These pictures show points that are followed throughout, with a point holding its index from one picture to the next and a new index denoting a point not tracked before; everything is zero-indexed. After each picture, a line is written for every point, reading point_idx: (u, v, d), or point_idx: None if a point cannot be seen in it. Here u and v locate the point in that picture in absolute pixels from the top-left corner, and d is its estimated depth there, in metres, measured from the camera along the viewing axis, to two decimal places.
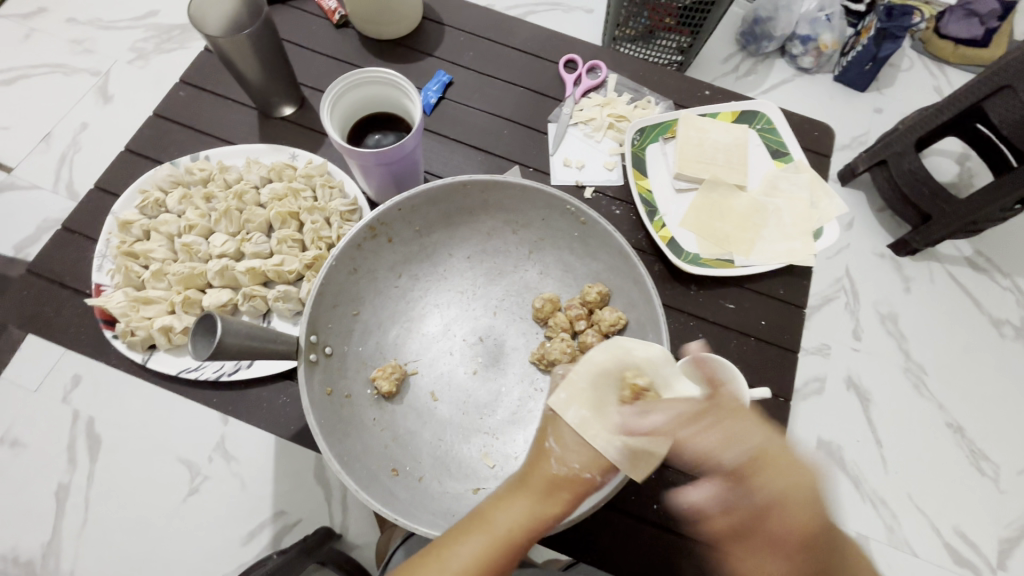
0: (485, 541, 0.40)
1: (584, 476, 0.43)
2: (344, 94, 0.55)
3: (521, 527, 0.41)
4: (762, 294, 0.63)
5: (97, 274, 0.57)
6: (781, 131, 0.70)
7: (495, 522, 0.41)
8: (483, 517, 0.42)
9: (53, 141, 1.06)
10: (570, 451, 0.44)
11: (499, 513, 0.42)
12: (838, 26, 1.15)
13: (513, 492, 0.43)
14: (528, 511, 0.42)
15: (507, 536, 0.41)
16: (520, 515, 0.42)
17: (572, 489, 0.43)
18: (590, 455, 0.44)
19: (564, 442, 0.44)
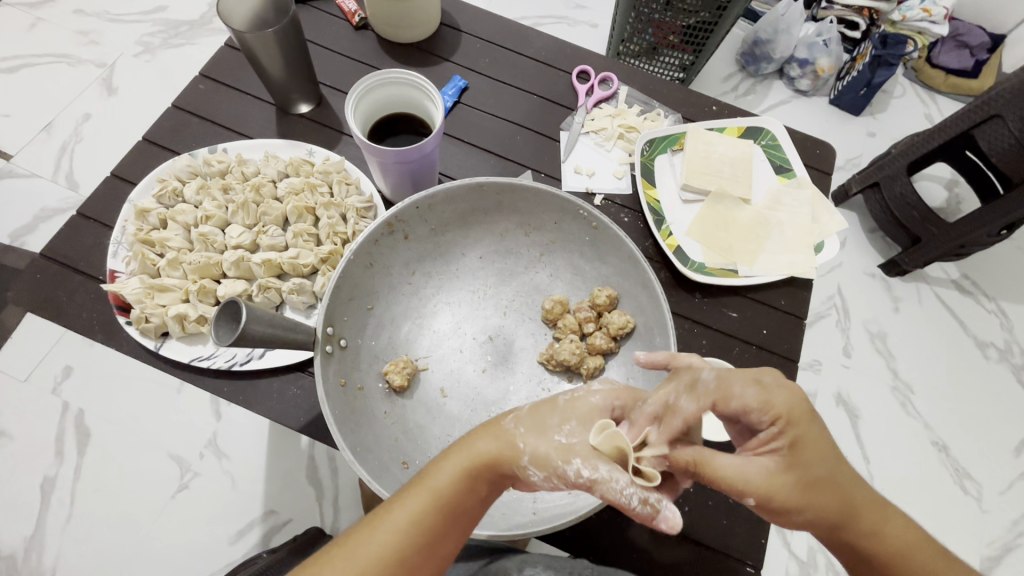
0: (419, 502, 0.38)
1: (518, 446, 0.40)
2: (367, 93, 0.57)
3: (457, 488, 0.39)
4: (764, 305, 0.65)
5: (112, 260, 0.58)
6: (785, 148, 0.72)
7: (429, 485, 0.39)
8: (424, 476, 0.39)
9: (55, 130, 1.06)
10: (524, 415, 0.41)
11: (435, 474, 0.39)
12: (835, 51, 1.18)
13: (451, 452, 0.40)
14: (465, 468, 0.39)
15: (442, 496, 0.38)
16: (456, 471, 0.39)
17: (506, 453, 0.40)
18: (539, 436, 0.40)
19: (524, 413, 0.41)
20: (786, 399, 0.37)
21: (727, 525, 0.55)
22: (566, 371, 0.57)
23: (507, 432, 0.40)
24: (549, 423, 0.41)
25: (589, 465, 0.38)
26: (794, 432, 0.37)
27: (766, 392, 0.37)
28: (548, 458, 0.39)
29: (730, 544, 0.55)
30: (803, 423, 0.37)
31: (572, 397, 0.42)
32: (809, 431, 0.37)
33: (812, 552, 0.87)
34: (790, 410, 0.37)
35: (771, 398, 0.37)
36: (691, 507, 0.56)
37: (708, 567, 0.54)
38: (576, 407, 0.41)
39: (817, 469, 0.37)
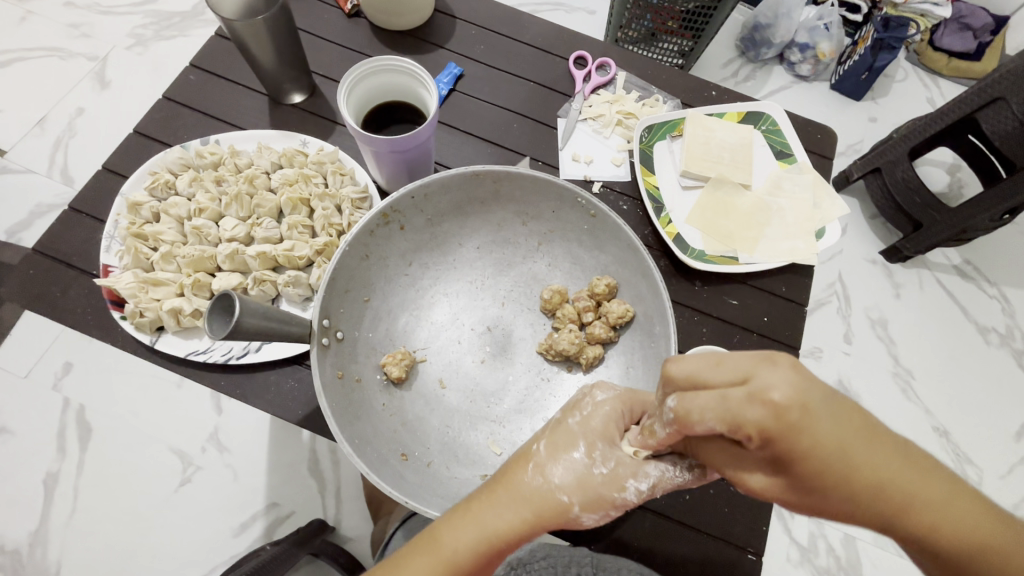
0: (430, 566, 0.34)
1: (560, 499, 0.35)
2: (360, 82, 0.55)
3: (477, 547, 0.34)
4: (764, 291, 0.64)
5: (105, 255, 0.57)
6: (786, 133, 0.71)
7: (443, 549, 0.34)
8: (433, 538, 0.35)
9: (47, 125, 1.04)
10: (554, 461, 0.36)
11: (448, 534, 0.35)
12: (837, 35, 1.17)
13: (465, 509, 0.36)
14: (487, 536, 0.34)
15: (458, 565, 0.34)
16: (478, 542, 0.34)
17: (543, 512, 0.35)
18: (575, 478, 0.36)
19: (546, 444, 0.37)
20: (760, 415, 0.28)
21: (729, 513, 0.55)
22: (565, 360, 0.57)
23: (536, 485, 0.36)
24: (581, 461, 0.36)
25: (643, 478, 0.36)
26: (782, 446, 0.28)
27: (724, 413, 0.29)
28: (599, 499, 0.36)
29: (732, 531, 0.54)
30: (794, 431, 0.27)
31: (582, 418, 0.38)
32: (810, 434, 0.27)
33: (813, 538, 0.87)
34: (763, 426, 0.28)
35: (739, 416, 0.28)
36: (692, 495, 0.55)
37: (709, 554, 0.54)
38: (595, 430, 0.38)
39: (817, 480, 0.28)
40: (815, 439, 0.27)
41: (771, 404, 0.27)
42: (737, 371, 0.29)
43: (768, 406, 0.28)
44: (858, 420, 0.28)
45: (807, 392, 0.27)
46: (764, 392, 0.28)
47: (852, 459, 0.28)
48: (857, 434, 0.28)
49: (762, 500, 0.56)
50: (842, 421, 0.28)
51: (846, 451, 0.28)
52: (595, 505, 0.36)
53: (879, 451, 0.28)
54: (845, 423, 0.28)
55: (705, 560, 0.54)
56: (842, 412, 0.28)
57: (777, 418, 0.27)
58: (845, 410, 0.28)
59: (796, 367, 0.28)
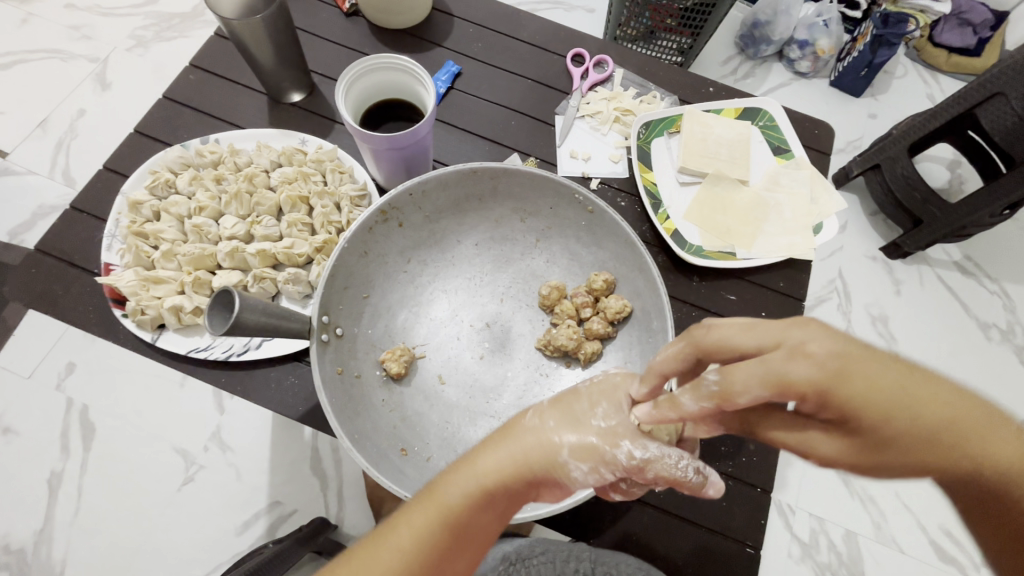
0: (425, 513, 0.35)
1: (554, 442, 0.37)
2: (358, 80, 0.56)
3: (467, 493, 0.35)
4: (762, 286, 0.64)
5: (106, 253, 0.58)
6: (783, 129, 0.72)
7: (437, 494, 0.35)
8: (432, 488, 0.36)
9: (49, 127, 1.05)
10: (553, 412, 0.39)
11: (443, 480, 0.36)
12: (835, 32, 1.17)
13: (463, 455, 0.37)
14: (480, 478, 0.35)
15: (451, 512, 0.34)
16: (471, 483, 0.35)
17: (535, 457, 0.36)
18: (574, 429, 0.38)
19: (548, 407, 0.39)
20: (808, 371, 0.29)
21: (727, 506, 0.55)
22: (563, 356, 0.57)
23: (537, 429, 0.38)
24: (584, 415, 0.39)
25: (641, 447, 0.36)
26: (836, 394, 0.29)
27: (770, 375, 0.30)
28: (594, 448, 0.37)
29: (731, 524, 0.55)
30: (843, 378, 0.29)
31: (591, 382, 0.41)
32: (861, 384, 0.29)
33: (814, 535, 0.87)
34: (813, 378, 0.29)
35: (787, 375, 0.30)
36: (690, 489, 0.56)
37: (708, 547, 0.54)
38: (600, 393, 0.40)
39: (889, 430, 0.29)
40: (870, 389, 0.29)
41: (813, 357, 0.29)
42: (772, 339, 0.32)
43: (818, 354, 0.29)
44: (904, 369, 0.30)
45: (844, 347, 0.30)
46: (804, 345, 0.30)
47: (924, 411, 0.29)
48: (912, 384, 0.29)
49: (760, 494, 0.56)
50: (903, 379, 0.29)
51: (916, 410, 0.29)
52: (587, 456, 0.36)
53: (957, 409, 0.29)
54: (907, 378, 0.29)
55: (704, 553, 0.54)
56: (894, 367, 0.30)
57: (824, 368, 0.29)
58: (898, 366, 0.30)
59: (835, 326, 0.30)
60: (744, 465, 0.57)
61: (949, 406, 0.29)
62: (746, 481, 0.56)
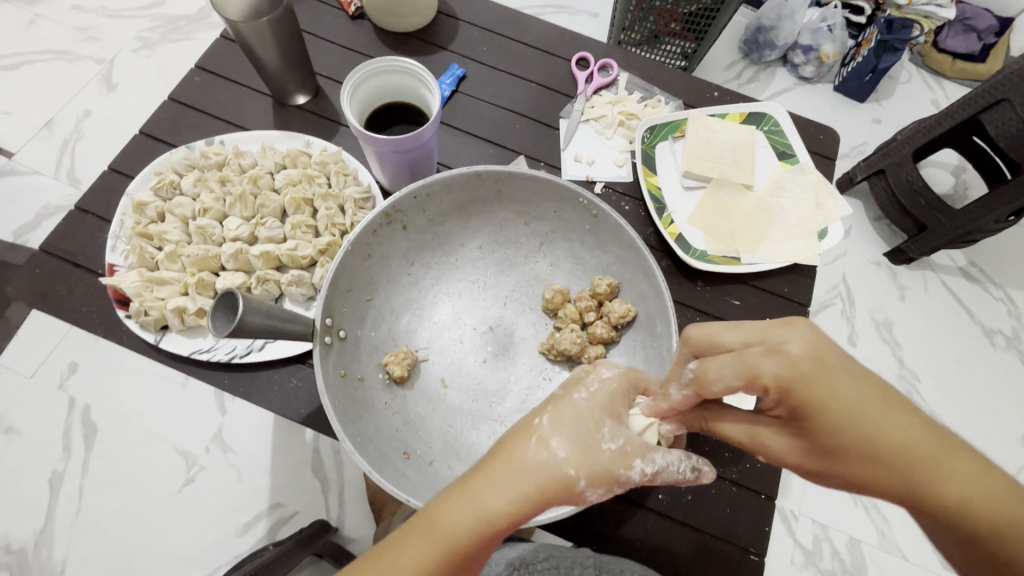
0: (430, 549, 0.33)
1: (564, 472, 0.35)
2: (363, 82, 0.56)
3: (476, 524, 0.33)
4: (767, 291, 0.64)
5: (110, 254, 0.58)
6: (788, 134, 0.71)
7: (444, 527, 0.33)
8: (433, 516, 0.34)
9: (55, 127, 1.05)
10: (558, 434, 0.35)
11: (449, 513, 0.33)
12: (840, 37, 1.16)
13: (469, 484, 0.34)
14: (485, 508, 0.33)
15: (459, 545, 0.33)
16: (478, 517, 0.33)
17: (543, 484, 0.34)
18: (584, 455, 0.36)
19: (552, 426, 0.36)
20: (778, 367, 0.32)
21: (731, 513, 0.55)
22: (566, 360, 0.57)
23: (542, 455, 0.35)
24: (592, 436, 0.36)
25: (649, 460, 0.38)
26: (799, 393, 0.32)
27: (742, 366, 0.33)
28: (609, 473, 0.36)
29: (734, 531, 0.54)
30: (813, 380, 0.31)
31: (589, 394, 0.39)
32: (826, 388, 0.31)
33: (817, 541, 0.86)
34: (783, 377, 0.32)
35: (756, 367, 0.33)
36: (693, 495, 0.55)
37: (710, 554, 0.54)
38: (600, 408, 0.38)
39: (838, 432, 0.32)
40: (833, 396, 0.32)
41: (788, 355, 0.32)
42: (755, 337, 0.34)
43: (792, 355, 0.32)
44: (870, 383, 0.32)
45: (820, 347, 0.32)
46: (781, 344, 0.32)
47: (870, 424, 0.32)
48: (872, 399, 0.32)
49: (764, 500, 0.55)
50: (863, 388, 0.32)
51: (867, 414, 0.32)
52: (601, 478, 0.36)
53: (899, 416, 0.32)
54: (865, 389, 0.32)
55: (706, 560, 0.53)
56: (860, 380, 0.32)
57: (792, 368, 0.32)
58: (860, 374, 0.32)
59: (812, 328, 0.33)
60: (748, 471, 0.56)
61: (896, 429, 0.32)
62: (750, 487, 0.56)
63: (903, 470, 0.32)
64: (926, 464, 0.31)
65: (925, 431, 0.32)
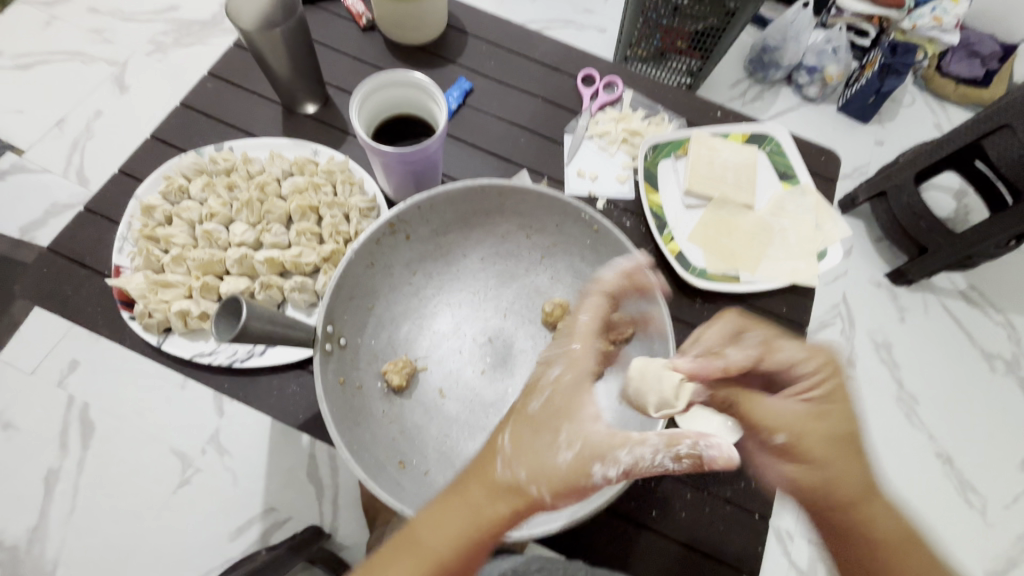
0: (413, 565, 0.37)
1: (522, 484, 0.39)
2: (372, 94, 0.57)
3: (449, 539, 0.37)
4: (766, 310, 0.65)
5: (117, 256, 0.58)
6: (790, 155, 0.72)
7: (423, 543, 0.38)
8: (410, 535, 0.38)
9: (66, 126, 1.07)
10: (516, 453, 0.40)
11: (428, 531, 0.38)
12: (844, 58, 1.18)
13: (440, 506, 0.39)
14: (456, 528, 0.38)
15: (440, 559, 0.37)
16: (451, 533, 0.38)
17: (508, 500, 0.39)
18: (539, 466, 0.39)
19: (511, 449, 0.40)
20: (789, 360, 0.46)
21: (724, 532, 0.55)
22: None
23: (502, 475, 0.39)
24: (547, 451, 0.40)
25: (609, 466, 0.40)
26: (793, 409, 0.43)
27: (767, 355, 0.46)
28: (562, 478, 0.39)
29: (726, 550, 0.54)
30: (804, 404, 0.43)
31: (544, 403, 0.43)
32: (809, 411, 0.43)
33: (812, 562, 0.86)
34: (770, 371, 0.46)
35: (771, 359, 0.46)
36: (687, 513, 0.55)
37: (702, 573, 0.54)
38: (553, 415, 0.42)
39: (808, 450, 0.42)
40: (819, 421, 0.43)
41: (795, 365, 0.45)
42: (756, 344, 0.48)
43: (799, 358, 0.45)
44: (844, 431, 0.42)
45: (828, 392, 0.44)
46: (783, 351, 0.46)
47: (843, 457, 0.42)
48: (839, 437, 0.42)
49: (758, 520, 0.55)
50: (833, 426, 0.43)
51: (834, 445, 0.42)
52: (559, 487, 0.39)
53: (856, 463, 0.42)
54: (831, 431, 0.42)
55: None
56: (835, 427, 0.43)
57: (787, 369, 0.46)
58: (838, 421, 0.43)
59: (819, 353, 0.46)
60: (743, 490, 0.56)
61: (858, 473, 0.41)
62: (744, 507, 0.56)
63: (837, 498, 0.41)
64: (863, 493, 0.41)
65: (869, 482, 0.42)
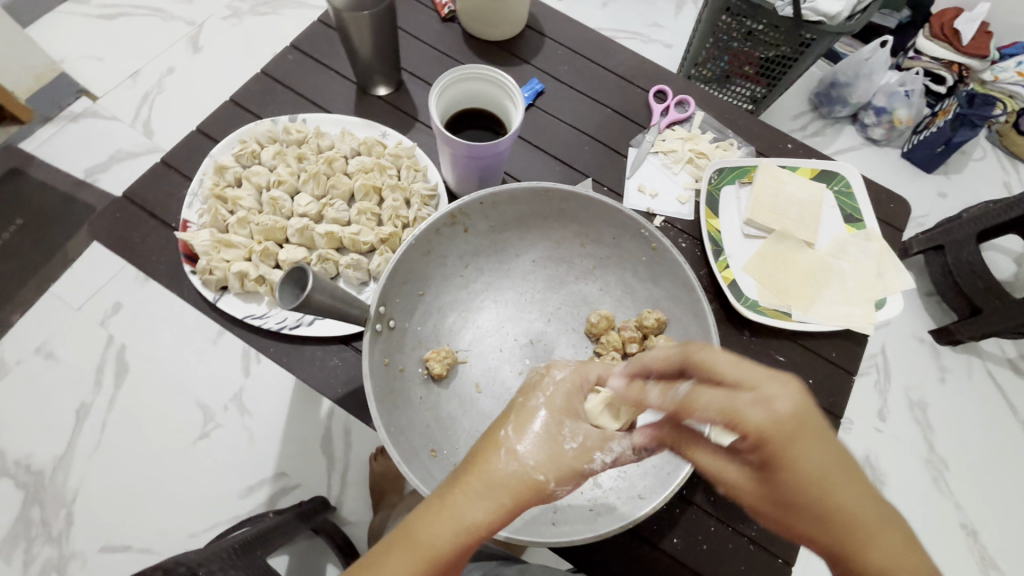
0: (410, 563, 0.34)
1: (538, 479, 0.35)
2: (452, 85, 0.57)
3: (449, 535, 0.34)
4: (814, 352, 0.63)
5: (186, 210, 0.60)
6: (859, 197, 0.70)
7: (422, 533, 0.34)
8: (407, 527, 0.35)
9: (139, 78, 1.12)
10: (521, 440, 0.36)
11: (425, 526, 0.34)
12: (916, 103, 1.13)
13: (448, 494, 0.35)
14: (464, 525, 0.34)
15: (439, 557, 0.34)
16: (454, 531, 0.34)
17: (520, 496, 0.35)
18: (547, 458, 0.36)
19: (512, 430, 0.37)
20: (761, 419, 0.30)
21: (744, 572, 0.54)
22: None
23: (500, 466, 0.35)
24: (556, 440, 0.38)
25: (608, 453, 0.39)
26: (772, 449, 0.30)
27: (728, 407, 0.31)
28: (572, 472, 0.37)
29: None
30: (789, 440, 0.30)
31: (546, 397, 0.40)
32: (797, 449, 0.30)
33: None
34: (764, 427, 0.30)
35: (741, 413, 0.30)
36: (709, 545, 0.54)
37: None
38: (555, 410, 0.39)
39: (795, 495, 0.31)
40: (801, 459, 0.30)
41: (775, 411, 0.29)
42: (748, 379, 0.32)
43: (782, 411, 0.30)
44: (841, 465, 0.31)
45: (810, 415, 0.30)
46: (773, 399, 0.30)
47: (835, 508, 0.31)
48: (840, 479, 0.31)
49: (780, 565, 0.54)
50: (831, 466, 0.30)
51: (825, 483, 0.30)
52: (566, 476, 0.37)
53: (863, 506, 0.31)
54: (825, 464, 0.30)
55: None
56: (833, 459, 0.31)
57: (778, 426, 0.29)
58: (836, 456, 0.31)
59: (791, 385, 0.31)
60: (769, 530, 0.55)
61: (860, 513, 0.31)
62: (768, 548, 0.55)
63: (850, 549, 0.31)
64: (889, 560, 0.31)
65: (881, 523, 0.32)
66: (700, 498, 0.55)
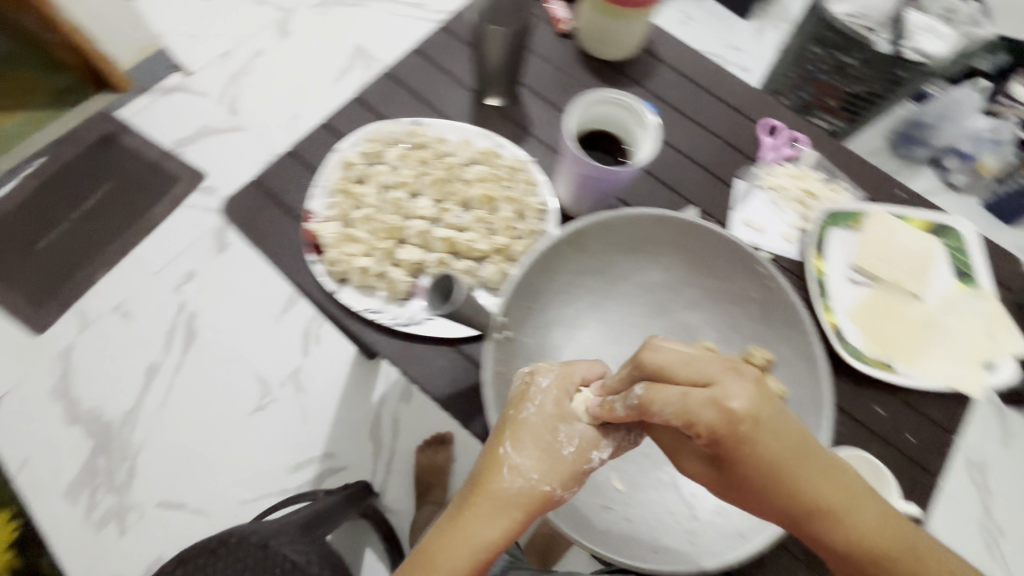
0: None
1: (543, 490, 0.39)
2: (584, 108, 0.59)
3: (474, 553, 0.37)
4: (917, 411, 0.62)
5: (312, 201, 0.62)
6: (972, 254, 0.68)
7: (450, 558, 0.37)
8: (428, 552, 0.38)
9: (230, 58, 1.28)
10: (519, 456, 0.40)
11: (447, 550, 0.37)
12: (1005, 152, 1.15)
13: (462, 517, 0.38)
14: (477, 546, 0.37)
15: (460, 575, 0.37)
16: (470, 552, 0.37)
17: (528, 508, 0.39)
18: (545, 466, 0.40)
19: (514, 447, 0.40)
20: (713, 417, 0.34)
21: None
22: None
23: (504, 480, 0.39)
24: (552, 446, 0.41)
25: (604, 449, 0.42)
26: (723, 443, 0.35)
27: (684, 410, 0.35)
28: (572, 475, 0.41)
29: None
30: (743, 430, 0.35)
31: (536, 409, 0.42)
32: (750, 442, 0.35)
33: None
34: (715, 425, 0.34)
35: (695, 413, 0.34)
36: None
37: None
38: (547, 420, 0.41)
39: (745, 474, 0.36)
40: (755, 448, 0.35)
41: (730, 409, 0.34)
42: (704, 376, 0.36)
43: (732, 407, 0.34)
44: (795, 446, 0.36)
45: (759, 408, 0.35)
46: (727, 399, 0.34)
47: (788, 484, 0.36)
48: (789, 457, 0.36)
49: None
50: (781, 444, 0.36)
51: (778, 464, 0.35)
52: (569, 482, 0.41)
53: (810, 477, 0.36)
54: (780, 444, 0.36)
55: None
56: (783, 438, 0.36)
57: (729, 420, 0.34)
58: (792, 435, 0.36)
59: (740, 373, 0.36)
60: None
61: (805, 485, 0.36)
62: None
63: (808, 513, 0.37)
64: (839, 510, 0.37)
65: (831, 485, 0.37)
66: (793, 545, 0.55)
